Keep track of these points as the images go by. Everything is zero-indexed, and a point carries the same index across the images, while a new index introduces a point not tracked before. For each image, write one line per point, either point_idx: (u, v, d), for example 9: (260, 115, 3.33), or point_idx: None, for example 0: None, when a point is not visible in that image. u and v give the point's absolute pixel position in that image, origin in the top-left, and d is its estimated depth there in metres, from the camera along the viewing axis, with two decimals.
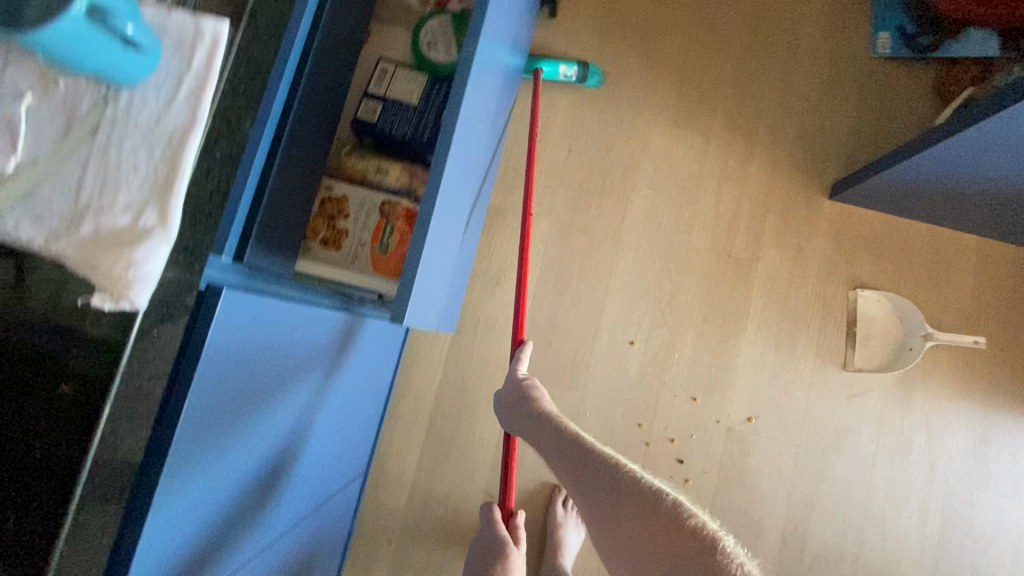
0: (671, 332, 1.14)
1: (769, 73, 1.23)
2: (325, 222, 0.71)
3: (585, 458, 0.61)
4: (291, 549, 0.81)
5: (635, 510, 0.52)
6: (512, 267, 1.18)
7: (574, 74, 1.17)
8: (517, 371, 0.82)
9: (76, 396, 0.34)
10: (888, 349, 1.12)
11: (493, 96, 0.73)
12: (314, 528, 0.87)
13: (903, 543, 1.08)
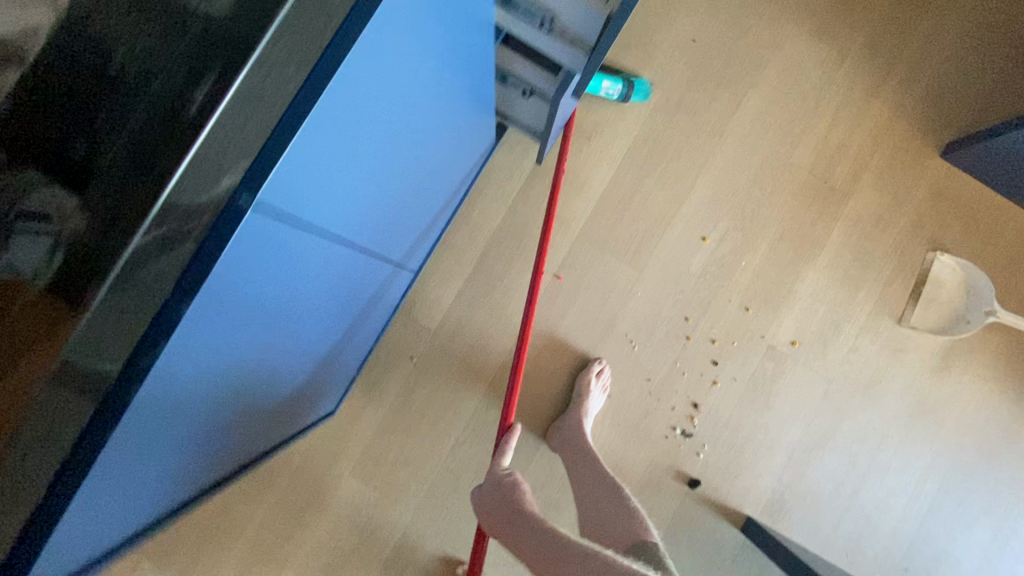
0: (745, 238, 1.11)
1: (924, 11, 1.15)
2: None
3: (569, 557, 0.65)
4: (317, 359, 0.76)
5: None
6: (608, 127, 1.11)
7: (618, 92, 1.06)
8: (500, 463, 0.85)
9: (143, 158, 0.31)
10: (946, 315, 1.11)
11: None
12: (346, 336, 0.83)
13: (896, 499, 1.11)
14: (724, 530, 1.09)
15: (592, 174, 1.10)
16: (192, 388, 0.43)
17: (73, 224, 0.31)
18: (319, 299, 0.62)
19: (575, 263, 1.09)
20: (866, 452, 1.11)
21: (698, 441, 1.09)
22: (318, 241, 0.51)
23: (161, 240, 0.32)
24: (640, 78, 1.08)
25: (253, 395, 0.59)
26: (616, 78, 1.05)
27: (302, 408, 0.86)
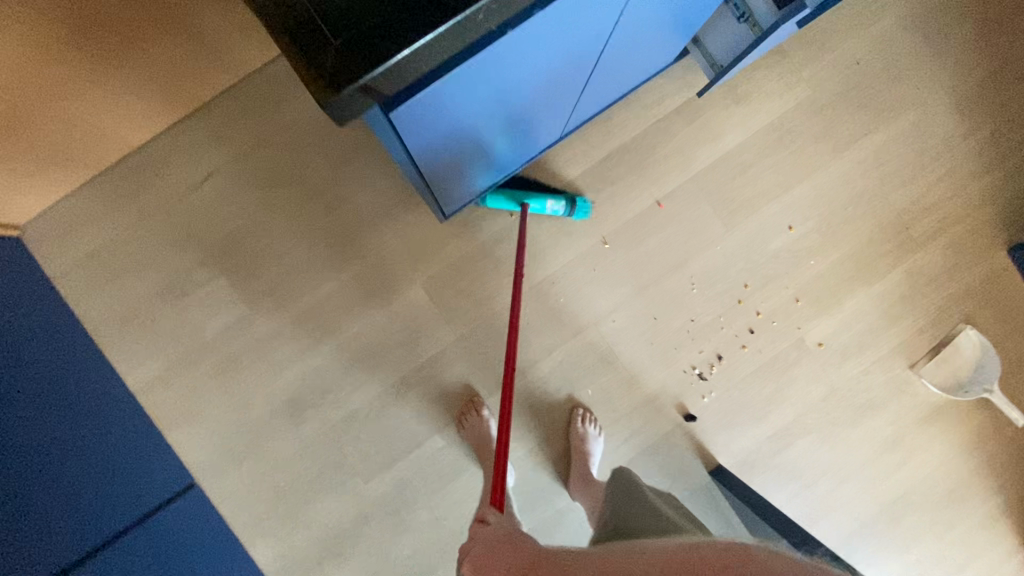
0: (822, 243, 1.25)
1: None
2: None
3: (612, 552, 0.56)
4: (493, 149, 0.85)
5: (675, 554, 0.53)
6: (754, 102, 1.24)
7: (559, 209, 1.17)
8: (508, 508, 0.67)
9: None
10: (952, 379, 1.26)
11: None
12: (507, 150, 0.91)
13: (840, 506, 1.27)
14: (696, 467, 1.24)
15: (722, 134, 1.24)
16: (468, 74, 0.53)
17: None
18: (550, 78, 0.72)
19: (675, 200, 1.23)
20: (834, 459, 1.27)
21: (708, 386, 1.24)
22: (583, 19, 0.60)
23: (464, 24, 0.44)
24: (584, 198, 1.19)
25: (471, 132, 0.71)
26: (558, 197, 1.17)
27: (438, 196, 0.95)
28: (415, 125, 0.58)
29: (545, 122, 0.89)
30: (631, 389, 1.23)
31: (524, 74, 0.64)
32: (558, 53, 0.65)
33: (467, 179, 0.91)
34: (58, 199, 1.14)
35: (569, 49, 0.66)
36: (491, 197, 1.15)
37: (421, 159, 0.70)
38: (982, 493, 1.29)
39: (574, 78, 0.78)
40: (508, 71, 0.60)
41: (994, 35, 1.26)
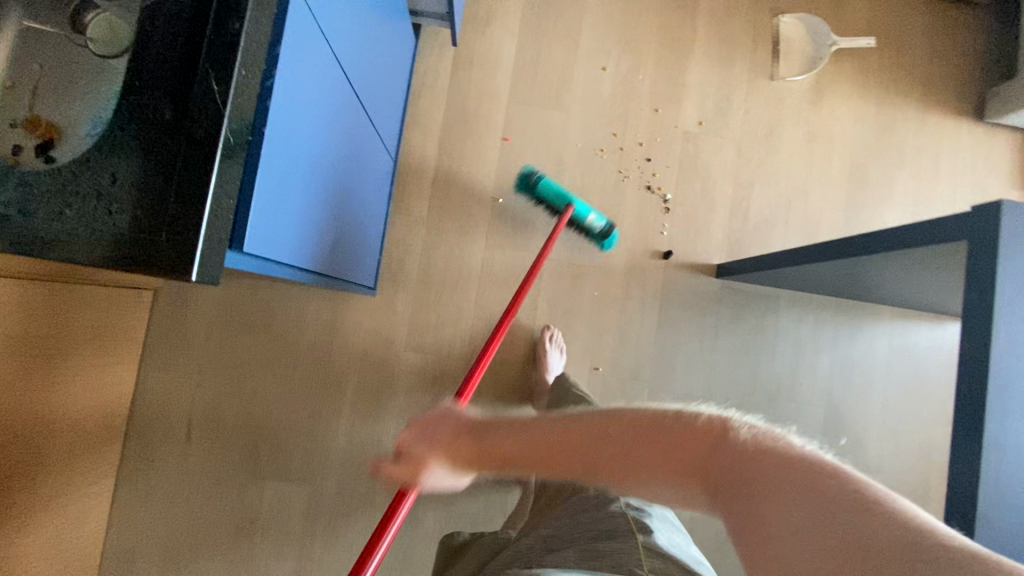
0: (635, 57, 1.37)
1: None
2: None
3: (642, 435, 0.45)
4: (350, 212, 0.92)
5: (689, 448, 0.43)
6: (499, 11, 1.35)
7: (599, 225, 1.27)
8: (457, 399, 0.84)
9: (219, 90, 0.46)
10: (803, 61, 1.40)
11: None
12: (361, 202, 0.97)
13: (823, 207, 1.39)
14: (705, 282, 1.35)
15: (500, 52, 1.34)
16: (271, 193, 0.58)
17: (169, 165, 0.46)
18: (336, 137, 0.77)
19: (513, 123, 1.34)
20: (788, 183, 1.39)
21: (657, 223, 1.35)
22: (314, 89, 0.65)
23: (229, 139, 0.46)
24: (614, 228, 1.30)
25: (316, 217, 0.77)
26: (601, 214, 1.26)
27: (348, 281, 1.01)
28: (270, 252, 0.62)
29: (367, 156, 0.96)
30: (613, 272, 1.34)
31: (313, 153, 0.69)
32: (321, 118, 0.70)
33: (352, 234, 0.96)
34: (103, 545, 1.21)
35: (327, 108, 0.71)
36: (546, 184, 1.25)
37: (302, 262, 0.76)
38: (900, 112, 1.42)
39: (350, 96, 0.80)
40: (297, 165, 0.65)
41: None
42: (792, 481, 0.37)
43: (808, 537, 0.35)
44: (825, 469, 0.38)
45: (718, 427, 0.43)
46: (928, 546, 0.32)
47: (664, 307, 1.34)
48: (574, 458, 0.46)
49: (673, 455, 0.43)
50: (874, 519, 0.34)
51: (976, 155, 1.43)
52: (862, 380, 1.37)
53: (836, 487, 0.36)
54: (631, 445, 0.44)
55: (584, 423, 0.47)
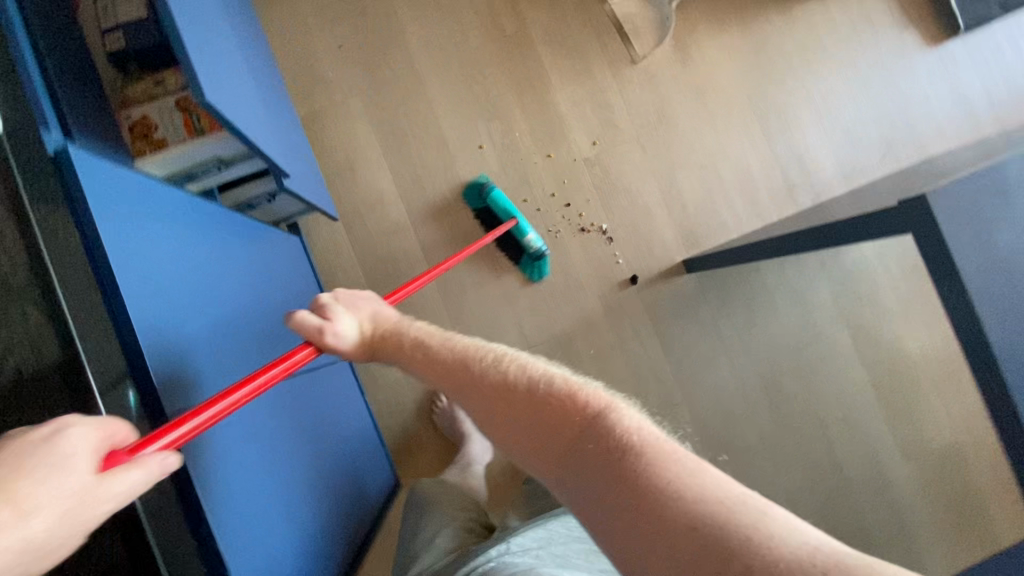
0: (502, 120, 1.33)
1: None
2: (142, 140, 0.77)
3: (528, 396, 0.55)
4: (351, 457, 0.94)
5: (563, 409, 0.53)
6: (357, 151, 1.31)
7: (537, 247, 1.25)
8: (359, 317, 0.69)
9: None
10: (654, 30, 1.35)
11: (218, 22, 0.81)
12: (350, 435, 0.98)
13: (745, 150, 1.37)
14: (682, 282, 1.33)
15: (380, 188, 1.30)
16: None
17: None
18: (311, 438, 0.80)
19: (430, 244, 1.31)
20: (704, 147, 1.36)
21: (609, 255, 1.33)
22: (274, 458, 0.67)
23: None
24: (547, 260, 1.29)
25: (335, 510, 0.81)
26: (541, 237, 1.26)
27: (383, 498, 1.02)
28: None
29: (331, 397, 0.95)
30: (597, 322, 1.32)
31: (305, 489, 0.73)
32: (295, 456, 0.73)
33: (359, 465, 0.97)
34: None
35: (292, 441, 0.74)
36: (495, 195, 1.25)
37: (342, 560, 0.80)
38: (766, 20, 1.38)
39: (299, 393, 0.81)
40: (296, 525, 0.69)
41: None
42: (640, 461, 0.46)
43: (655, 525, 0.43)
44: (668, 452, 0.47)
45: (590, 398, 0.53)
46: (742, 543, 0.40)
47: (661, 325, 1.32)
48: (462, 387, 0.60)
49: (549, 413, 0.53)
50: (710, 504, 0.42)
51: (853, 20, 1.40)
52: (868, 284, 1.36)
53: (679, 477, 0.44)
54: (514, 403, 0.55)
55: (484, 362, 0.60)
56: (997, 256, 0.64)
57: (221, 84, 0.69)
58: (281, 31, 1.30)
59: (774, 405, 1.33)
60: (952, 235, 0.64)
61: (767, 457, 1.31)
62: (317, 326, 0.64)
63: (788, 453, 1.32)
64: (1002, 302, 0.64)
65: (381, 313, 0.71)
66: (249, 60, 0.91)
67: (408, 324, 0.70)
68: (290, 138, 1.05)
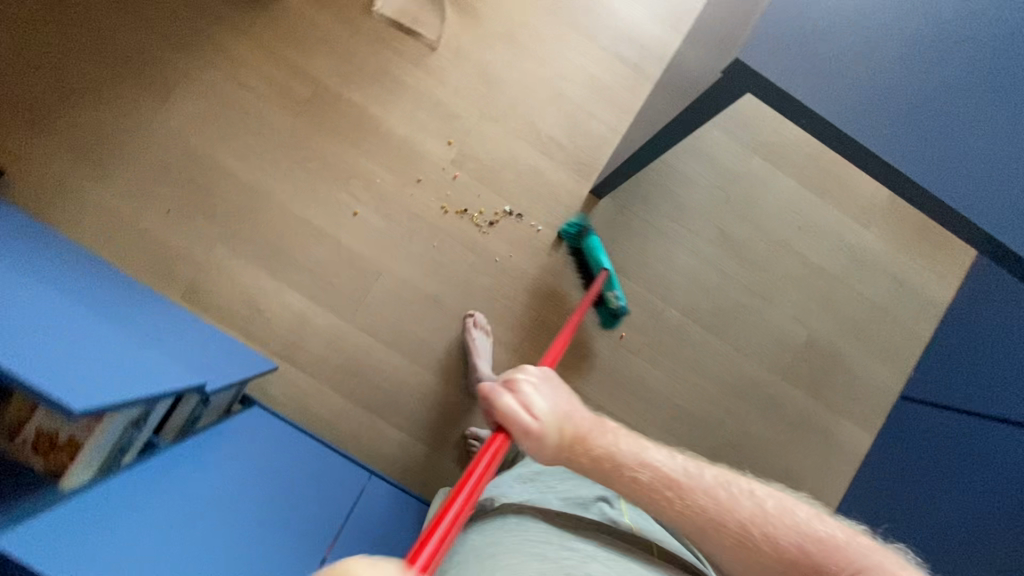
0: (357, 178, 1.29)
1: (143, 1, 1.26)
2: (49, 453, 0.71)
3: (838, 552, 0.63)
4: None
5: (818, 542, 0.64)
6: (252, 292, 1.26)
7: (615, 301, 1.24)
8: (545, 402, 0.67)
9: None
10: (430, 9, 1.31)
11: (35, 294, 0.73)
12: None
13: (579, 61, 1.35)
14: (601, 208, 1.34)
15: (294, 309, 1.26)
16: None
17: None
18: None
19: (373, 326, 1.28)
20: (544, 83, 1.34)
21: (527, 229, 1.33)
22: None
23: None
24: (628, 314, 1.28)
25: None
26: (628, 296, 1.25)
27: None
28: None
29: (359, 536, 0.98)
30: (555, 292, 1.33)
31: None
32: None
33: None
34: None
35: None
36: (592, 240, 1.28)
37: None
38: None
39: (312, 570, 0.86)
40: None
41: (75, 95, 1.24)
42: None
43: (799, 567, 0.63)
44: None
45: (832, 550, 0.63)
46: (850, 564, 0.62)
47: (608, 257, 1.34)
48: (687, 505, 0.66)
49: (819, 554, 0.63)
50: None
51: None
52: (749, 106, 1.40)
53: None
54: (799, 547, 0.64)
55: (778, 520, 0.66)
56: (823, 69, 0.71)
57: (92, 368, 0.66)
58: (107, 235, 1.23)
59: (739, 255, 1.37)
60: (782, 74, 0.70)
61: (760, 300, 1.37)
62: (522, 414, 0.65)
63: (773, 285, 1.38)
64: (848, 102, 0.72)
65: (576, 407, 0.69)
66: (90, 300, 0.84)
67: (607, 436, 0.68)
68: (184, 335, 1.00)
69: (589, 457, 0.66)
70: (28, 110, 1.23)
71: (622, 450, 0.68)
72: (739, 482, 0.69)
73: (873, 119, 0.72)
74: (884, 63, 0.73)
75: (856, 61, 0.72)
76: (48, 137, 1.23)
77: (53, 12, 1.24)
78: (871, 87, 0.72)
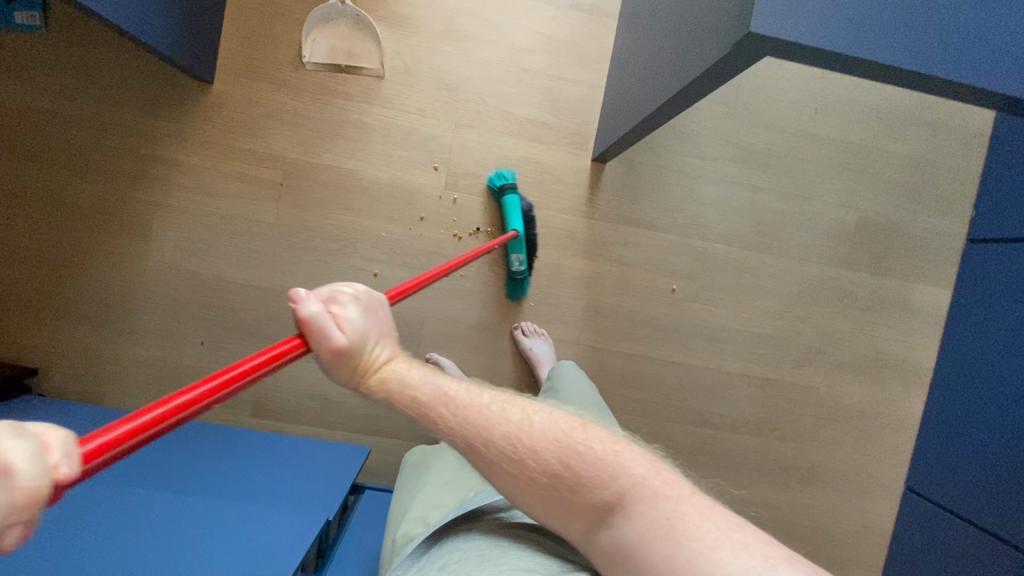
0: (361, 239, 1.24)
1: (84, 151, 1.19)
2: None
3: (601, 466, 0.49)
4: None
5: (588, 462, 0.50)
6: (312, 386, 1.25)
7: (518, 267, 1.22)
8: (360, 309, 0.54)
9: None
10: (362, 34, 1.20)
11: None
12: None
13: (532, 27, 1.23)
14: (610, 171, 1.27)
15: None
16: None
17: None
18: None
19: None
20: (506, 66, 1.23)
21: (545, 222, 1.26)
22: None
23: None
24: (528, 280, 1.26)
25: None
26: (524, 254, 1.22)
27: None
28: None
29: None
30: (595, 271, 1.28)
31: None
32: None
33: None
34: None
35: None
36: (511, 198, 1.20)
37: None
38: None
39: None
40: None
41: (67, 270, 1.21)
42: (640, 525, 0.46)
43: (557, 497, 0.51)
44: (697, 524, 0.45)
45: (598, 466, 0.49)
46: (634, 507, 0.47)
47: (635, 217, 1.28)
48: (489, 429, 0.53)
49: (589, 477, 0.49)
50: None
51: None
52: None
53: (684, 559, 0.43)
54: (562, 468, 0.50)
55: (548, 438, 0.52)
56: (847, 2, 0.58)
57: None
58: (159, 386, 1.24)
59: (765, 161, 1.29)
60: (807, 31, 0.57)
61: (799, 199, 1.30)
62: (319, 329, 0.50)
63: (808, 179, 1.30)
64: (883, 30, 0.60)
65: (395, 341, 0.58)
66: None
67: (415, 374, 0.57)
68: (280, 484, 1.04)
69: (394, 387, 0.55)
70: (33, 299, 1.21)
71: (422, 384, 0.56)
72: (516, 401, 0.56)
73: (918, 39, 0.60)
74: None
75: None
76: (63, 319, 1.22)
77: (8, 195, 1.18)
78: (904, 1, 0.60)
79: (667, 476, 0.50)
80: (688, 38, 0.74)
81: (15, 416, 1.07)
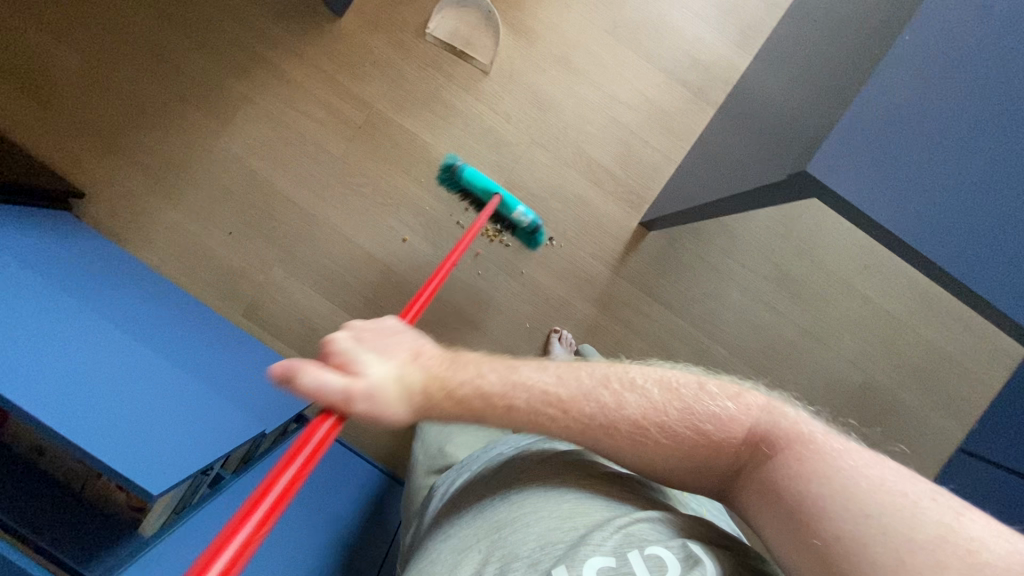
0: (406, 203, 1.30)
1: (207, 29, 1.30)
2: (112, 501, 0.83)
3: (732, 416, 0.53)
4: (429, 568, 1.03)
5: (718, 419, 0.54)
6: (305, 312, 1.31)
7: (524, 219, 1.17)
8: (367, 354, 0.56)
9: None
10: (485, 31, 1.29)
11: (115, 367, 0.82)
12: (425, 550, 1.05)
13: (635, 84, 1.29)
14: (650, 239, 1.31)
15: (343, 331, 1.31)
16: None
17: None
18: None
19: None
20: (597, 109, 1.29)
21: (572, 260, 1.30)
22: None
23: None
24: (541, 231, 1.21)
25: None
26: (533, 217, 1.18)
27: None
28: None
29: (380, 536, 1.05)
30: (599, 323, 1.31)
31: None
32: None
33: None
34: None
35: None
36: (468, 174, 1.14)
37: None
38: None
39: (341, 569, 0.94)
40: None
41: (147, 121, 1.31)
42: (788, 477, 0.49)
43: (696, 461, 0.54)
44: (848, 471, 0.48)
45: (729, 421, 0.53)
46: (777, 448, 0.51)
47: (656, 291, 1.31)
48: (606, 413, 0.56)
49: (721, 432, 0.53)
50: (839, 510, 0.46)
51: None
52: None
53: (836, 505, 0.46)
54: (700, 427, 0.54)
55: (670, 400, 0.55)
56: (906, 180, 0.63)
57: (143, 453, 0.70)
58: (176, 254, 1.31)
59: (796, 292, 1.31)
60: (861, 191, 0.62)
61: (813, 341, 1.31)
62: (340, 389, 0.53)
63: (830, 327, 1.31)
64: (931, 225, 0.64)
65: (420, 350, 0.59)
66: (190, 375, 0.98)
67: (466, 370, 0.59)
68: (242, 375, 1.10)
69: (469, 397, 0.57)
70: (108, 133, 1.31)
71: (487, 383, 0.58)
72: (623, 371, 0.58)
73: (958, 241, 0.65)
74: (980, 166, 0.64)
75: (945, 172, 0.64)
76: (124, 160, 1.31)
77: (129, 39, 1.30)
78: (961, 201, 0.64)
79: (812, 425, 0.52)
80: (759, 151, 0.78)
81: (47, 221, 1.16)
